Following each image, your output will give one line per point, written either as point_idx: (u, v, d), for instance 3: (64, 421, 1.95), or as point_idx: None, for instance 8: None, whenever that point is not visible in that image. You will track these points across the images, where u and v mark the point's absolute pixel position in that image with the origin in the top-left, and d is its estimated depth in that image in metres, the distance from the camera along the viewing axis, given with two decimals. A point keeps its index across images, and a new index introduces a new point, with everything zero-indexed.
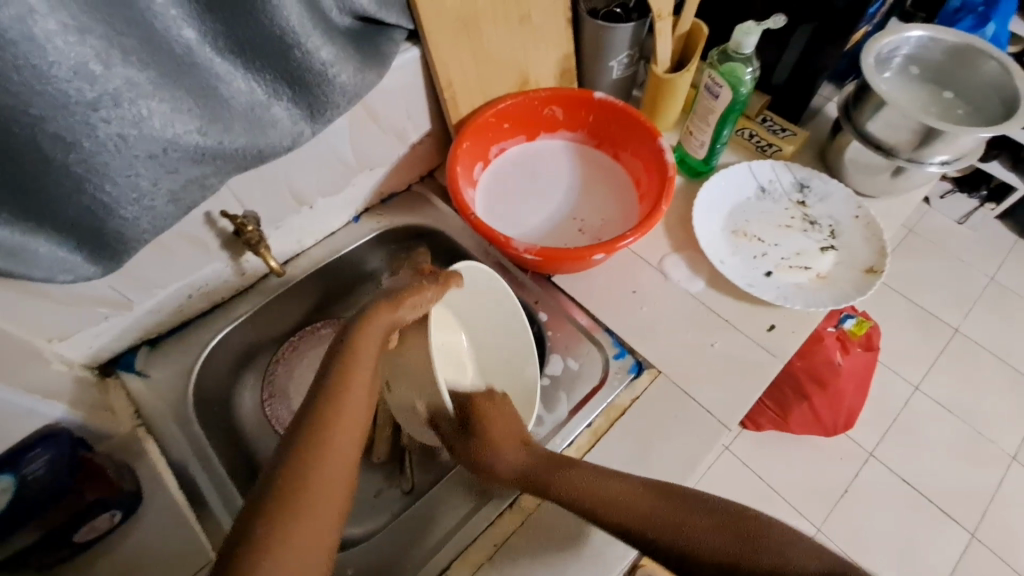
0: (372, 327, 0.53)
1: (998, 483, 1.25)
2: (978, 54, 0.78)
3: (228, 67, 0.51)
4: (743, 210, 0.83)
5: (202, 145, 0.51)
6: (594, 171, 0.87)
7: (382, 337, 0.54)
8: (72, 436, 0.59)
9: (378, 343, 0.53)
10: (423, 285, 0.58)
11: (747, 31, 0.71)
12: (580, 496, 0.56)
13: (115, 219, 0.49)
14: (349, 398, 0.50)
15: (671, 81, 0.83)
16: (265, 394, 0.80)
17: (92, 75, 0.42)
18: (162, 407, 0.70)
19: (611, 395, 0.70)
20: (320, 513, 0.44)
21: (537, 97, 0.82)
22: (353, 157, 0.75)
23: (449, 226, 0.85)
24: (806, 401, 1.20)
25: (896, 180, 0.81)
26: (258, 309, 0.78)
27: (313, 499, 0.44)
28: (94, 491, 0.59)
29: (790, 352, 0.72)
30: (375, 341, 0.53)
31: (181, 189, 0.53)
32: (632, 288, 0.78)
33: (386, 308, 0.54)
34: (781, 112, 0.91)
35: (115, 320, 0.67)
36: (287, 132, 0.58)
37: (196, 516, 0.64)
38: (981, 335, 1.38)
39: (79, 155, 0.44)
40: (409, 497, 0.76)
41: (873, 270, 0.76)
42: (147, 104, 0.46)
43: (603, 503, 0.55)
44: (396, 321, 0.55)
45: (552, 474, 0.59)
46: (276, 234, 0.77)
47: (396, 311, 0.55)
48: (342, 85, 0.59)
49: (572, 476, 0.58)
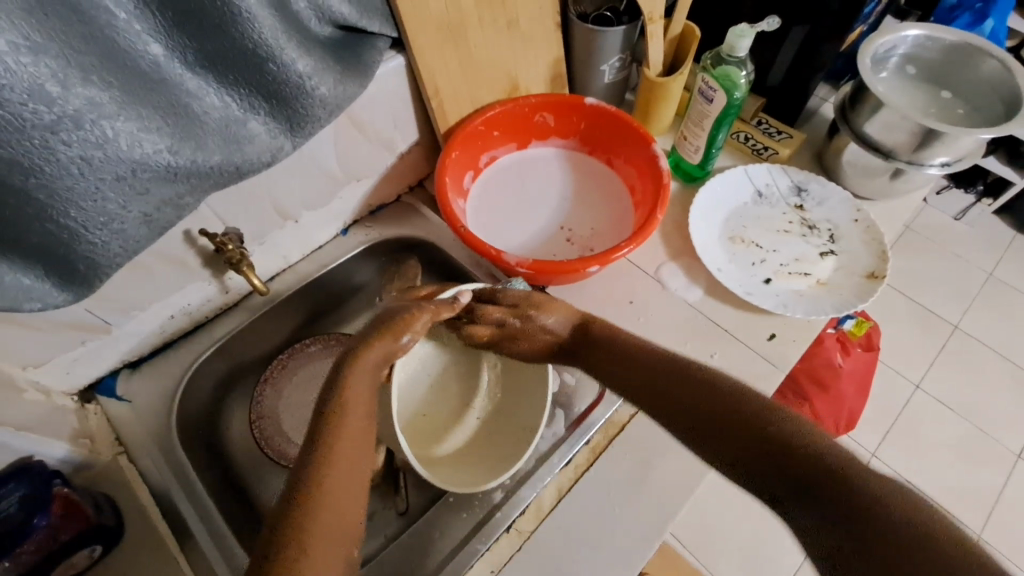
0: (365, 358, 0.55)
1: (1002, 483, 1.24)
2: (976, 53, 0.77)
3: (199, 83, 0.49)
4: (740, 216, 0.81)
5: (172, 164, 0.49)
6: (586, 178, 0.85)
7: (376, 365, 0.55)
8: (47, 469, 0.57)
9: (373, 373, 0.54)
10: (416, 313, 0.58)
11: (741, 33, 0.68)
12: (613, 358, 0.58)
13: (83, 245, 0.47)
14: (352, 420, 0.51)
15: (663, 85, 0.81)
16: (254, 415, 0.78)
17: (49, 96, 0.40)
18: (143, 434, 0.67)
19: (610, 409, 0.68)
20: (333, 528, 0.45)
21: (527, 104, 0.80)
22: (338, 169, 0.73)
23: (441, 237, 0.83)
24: (808, 404, 1.17)
25: (895, 182, 0.79)
26: (243, 327, 0.76)
27: (324, 523, 0.45)
28: (69, 530, 0.56)
29: (792, 362, 0.70)
30: (369, 371, 0.54)
31: (155, 210, 0.50)
32: (628, 299, 0.76)
33: (381, 338, 0.56)
34: (777, 114, 0.89)
35: (93, 344, 0.65)
36: (265, 147, 0.56)
37: (182, 550, 0.62)
38: (981, 331, 1.37)
39: (39, 180, 0.42)
40: (404, 518, 0.73)
41: (874, 275, 0.74)
42: (112, 124, 0.44)
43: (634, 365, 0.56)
44: (390, 350, 0.56)
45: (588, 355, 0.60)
46: (260, 251, 0.74)
47: (392, 341, 0.56)
48: (322, 98, 0.56)
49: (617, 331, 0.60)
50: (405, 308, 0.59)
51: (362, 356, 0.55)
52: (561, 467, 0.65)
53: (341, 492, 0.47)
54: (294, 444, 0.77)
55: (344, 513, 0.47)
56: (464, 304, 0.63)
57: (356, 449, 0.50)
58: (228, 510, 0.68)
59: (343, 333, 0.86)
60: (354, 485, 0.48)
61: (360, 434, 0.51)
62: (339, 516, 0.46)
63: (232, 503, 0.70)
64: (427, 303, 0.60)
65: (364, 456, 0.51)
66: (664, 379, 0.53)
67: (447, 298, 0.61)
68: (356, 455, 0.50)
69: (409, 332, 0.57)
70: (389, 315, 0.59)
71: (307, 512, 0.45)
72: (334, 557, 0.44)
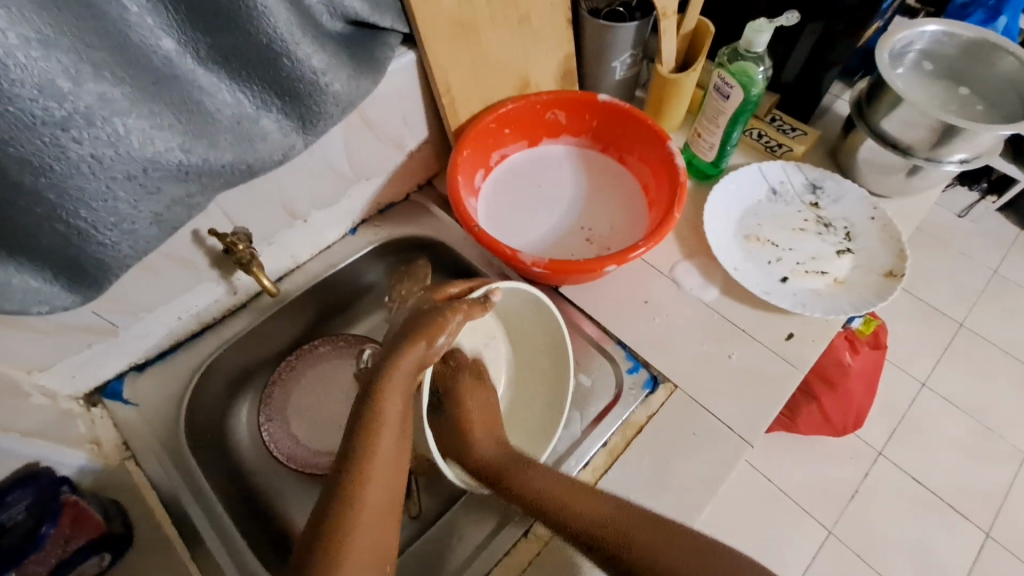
0: (397, 372, 0.53)
1: (1010, 481, 1.23)
2: (994, 49, 0.76)
3: (212, 79, 0.48)
4: (755, 214, 0.80)
5: (185, 163, 0.48)
6: (599, 176, 0.84)
7: (409, 375, 0.54)
8: (54, 476, 0.56)
9: (407, 383, 0.54)
10: (444, 318, 0.57)
11: (759, 29, 0.67)
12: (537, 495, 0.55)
13: (93, 245, 0.46)
14: (384, 440, 0.51)
15: (677, 81, 0.80)
16: (262, 418, 0.76)
17: (61, 92, 0.38)
18: (150, 438, 0.66)
19: (627, 411, 0.67)
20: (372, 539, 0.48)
21: (539, 101, 0.79)
22: (347, 168, 0.72)
23: (452, 236, 0.82)
24: (815, 403, 1.18)
25: (911, 180, 0.78)
26: (251, 329, 0.75)
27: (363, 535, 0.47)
28: (79, 538, 0.56)
29: (810, 362, 0.69)
30: (404, 383, 0.54)
31: (166, 210, 0.49)
32: (643, 298, 0.75)
33: (415, 345, 0.55)
34: (790, 111, 0.88)
35: (100, 347, 0.63)
36: (278, 145, 0.55)
37: (190, 555, 0.61)
38: (987, 329, 1.36)
39: (49, 179, 0.41)
40: (417, 522, 0.72)
41: (892, 273, 0.73)
42: (124, 122, 0.43)
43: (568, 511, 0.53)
44: (422, 357, 0.55)
45: (519, 477, 0.57)
46: (268, 251, 0.73)
47: (426, 346, 0.55)
48: (335, 94, 0.55)
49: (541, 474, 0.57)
50: (438, 310, 0.59)
51: (393, 371, 0.53)
52: (578, 470, 0.64)
53: (372, 514, 0.49)
54: (304, 446, 0.76)
55: (376, 534, 0.48)
56: (496, 302, 0.62)
57: (387, 468, 0.51)
58: (238, 515, 0.67)
59: (351, 333, 0.84)
60: (383, 505, 0.50)
61: (391, 451, 0.51)
62: (372, 537, 0.48)
63: (243, 507, 0.68)
64: (459, 302, 0.60)
65: (395, 474, 0.51)
66: (594, 525, 0.51)
67: (478, 298, 0.61)
68: (387, 474, 0.51)
69: (445, 333, 0.57)
70: (424, 317, 0.58)
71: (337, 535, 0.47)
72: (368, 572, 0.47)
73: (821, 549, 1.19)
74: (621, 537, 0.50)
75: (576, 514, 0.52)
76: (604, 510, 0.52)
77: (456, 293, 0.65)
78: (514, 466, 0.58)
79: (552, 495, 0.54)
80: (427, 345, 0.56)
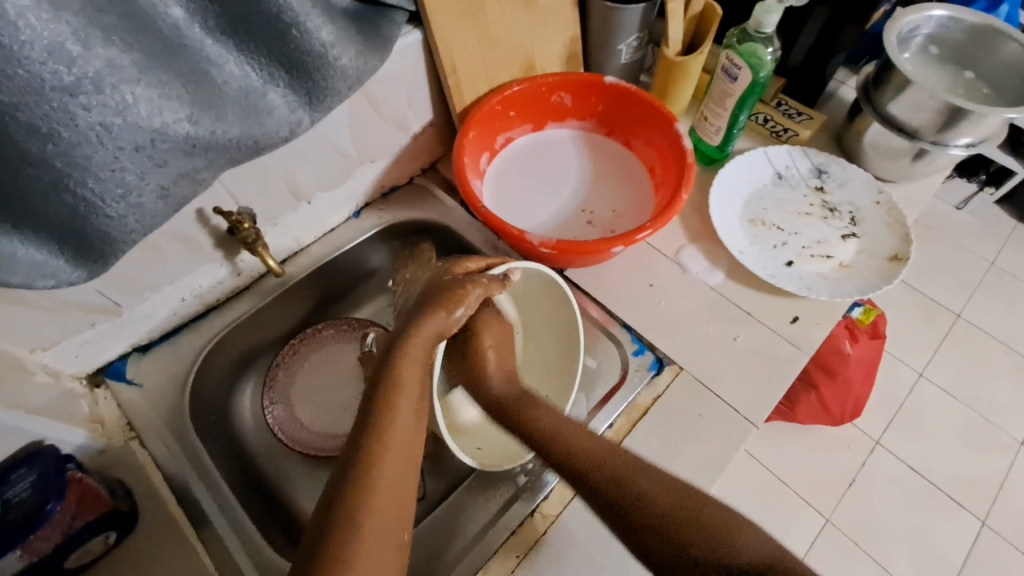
0: (416, 340, 0.54)
1: (1007, 470, 1.24)
2: (997, 35, 0.76)
3: (220, 50, 0.47)
4: (761, 198, 0.80)
5: (193, 135, 0.47)
6: (606, 161, 0.84)
7: (427, 346, 0.55)
8: (59, 453, 0.56)
9: (427, 348, 0.55)
10: (468, 288, 0.59)
11: (767, 9, 0.67)
12: (550, 438, 0.56)
13: (100, 218, 0.45)
14: (404, 404, 0.51)
15: (684, 64, 0.79)
16: (266, 400, 0.76)
17: (70, 56, 0.38)
18: (153, 418, 0.66)
19: (633, 393, 0.67)
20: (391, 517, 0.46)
21: (545, 83, 0.78)
22: (352, 149, 0.71)
23: (456, 220, 0.81)
24: (814, 392, 1.18)
25: (917, 164, 0.78)
26: (254, 311, 0.74)
27: (377, 514, 0.46)
28: (86, 514, 0.55)
29: (816, 344, 0.70)
30: (422, 351, 0.54)
31: (172, 183, 0.48)
32: (648, 281, 0.75)
33: (436, 313, 0.56)
34: (796, 97, 0.88)
35: (103, 327, 0.63)
36: (284, 121, 0.54)
37: (197, 536, 0.60)
38: (986, 320, 1.37)
39: (57, 147, 0.40)
40: (422, 505, 0.72)
41: (897, 257, 0.73)
42: (132, 90, 0.42)
43: (569, 452, 0.54)
44: (441, 326, 0.56)
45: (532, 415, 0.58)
46: (272, 233, 0.72)
47: (446, 315, 0.56)
48: (343, 69, 0.54)
49: (546, 421, 0.57)
50: (458, 281, 0.60)
51: (413, 339, 0.54)
52: None
53: (392, 479, 0.48)
54: (309, 430, 0.76)
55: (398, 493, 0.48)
56: (514, 281, 0.64)
57: (407, 432, 0.51)
58: (244, 497, 0.67)
59: (355, 317, 0.84)
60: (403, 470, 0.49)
61: (411, 415, 0.51)
62: (387, 516, 0.46)
63: (247, 490, 0.68)
64: (479, 277, 0.60)
65: (414, 441, 0.51)
66: (590, 467, 0.52)
67: (498, 276, 0.62)
68: (407, 437, 0.50)
69: (462, 305, 0.58)
70: (443, 288, 0.59)
71: (361, 500, 0.46)
72: (387, 537, 0.45)
73: (819, 537, 1.20)
74: (594, 473, 0.52)
75: (581, 457, 0.53)
76: (593, 450, 0.54)
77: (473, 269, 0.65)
78: (526, 404, 0.60)
79: (546, 425, 0.57)
80: (449, 314, 0.57)
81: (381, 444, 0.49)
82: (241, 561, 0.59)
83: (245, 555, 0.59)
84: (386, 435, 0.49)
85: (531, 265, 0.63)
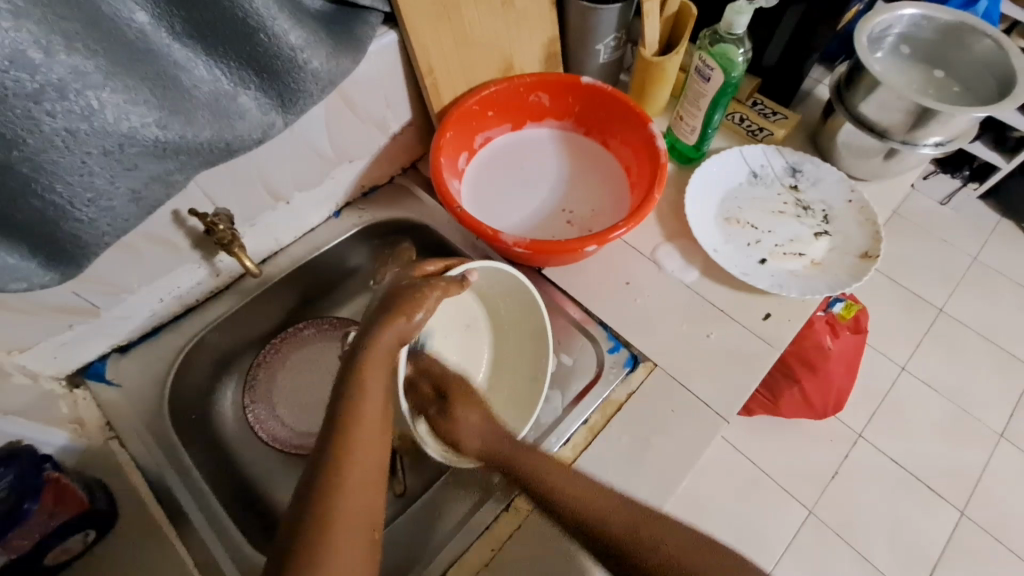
0: (377, 351, 0.54)
1: (986, 462, 1.26)
2: (971, 32, 0.77)
3: (188, 54, 0.48)
4: (735, 197, 0.81)
5: (162, 138, 0.48)
6: (583, 161, 0.84)
7: (389, 349, 0.55)
8: (36, 454, 0.56)
9: (390, 352, 0.55)
10: (424, 290, 0.59)
11: (739, 10, 0.68)
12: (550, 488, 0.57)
13: (70, 222, 0.46)
14: (368, 410, 0.52)
15: (660, 64, 0.80)
16: (247, 400, 0.77)
17: (32, 64, 0.39)
18: (133, 419, 0.66)
19: (607, 389, 0.68)
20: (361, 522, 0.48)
21: (523, 83, 0.79)
22: (329, 150, 0.71)
23: (435, 220, 0.82)
24: (797, 385, 1.19)
25: (888, 163, 0.80)
26: (234, 311, 0.75)
27: (348, 517, 0.47)
28: (62, 514, 0.56)
29: (787, 340, 0.71)
30: (383, 355, 0.55)
31: (143, 187, 0.49)
32: (624, 279, 0.76)
33: (395, 320, 0.56)
34: (772, 95, 0.89)
35: (81, 328, 0.63)
36: (256, 124, 0.54)
37: (176, 533, 0.61)
38: (966, 314, 1.39)
39: (22, 152, 0.41)
40: (401, 500, 0.73)
41: (868, 255, 0.75)
42: (97, 95, 0.43)
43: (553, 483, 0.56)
44: (402, 331, 0.56)
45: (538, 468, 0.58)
46: (251, 233, 0.73)
47: (404, 322, 0.56)
48: (314, 72, 0.55)
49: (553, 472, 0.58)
50: (416, 286, 0.60)
51: (371, 350, 0.54)
52: (559, 447, 0.65)
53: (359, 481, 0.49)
54: (290, 428, 0.77)
55: (362, 502, 0.48)
56: (473, 282, 0.64)
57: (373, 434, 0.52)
58: (224, 495, 0.68)
59: (336, 317, 0.85)
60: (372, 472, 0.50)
61: (375, 413, 0.52)
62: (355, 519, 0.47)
63: (228, 488, 0.69)
64: (437, 280, 0.60)
65: (381, 444, 0.52)
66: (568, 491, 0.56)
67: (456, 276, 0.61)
68: (372, 440, 0.51)
69: (422, 309, 0.58)
70: (403, 292, 0.59)
71: (334, 497, 0.47)
72: (359, 541, 0.47)
73: (801, 527, 1.22)
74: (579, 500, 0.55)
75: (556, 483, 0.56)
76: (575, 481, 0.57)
77: (433, 270, 0.65)
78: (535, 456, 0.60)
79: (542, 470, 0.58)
80: (407, 320, 0.57)
81: (348, 443, 0.50)
82: (222, 559, 0.60)
83: (224, 551, 0.60)
84: (354, 433, 0.51)
85: (487, 263, 0.65)
